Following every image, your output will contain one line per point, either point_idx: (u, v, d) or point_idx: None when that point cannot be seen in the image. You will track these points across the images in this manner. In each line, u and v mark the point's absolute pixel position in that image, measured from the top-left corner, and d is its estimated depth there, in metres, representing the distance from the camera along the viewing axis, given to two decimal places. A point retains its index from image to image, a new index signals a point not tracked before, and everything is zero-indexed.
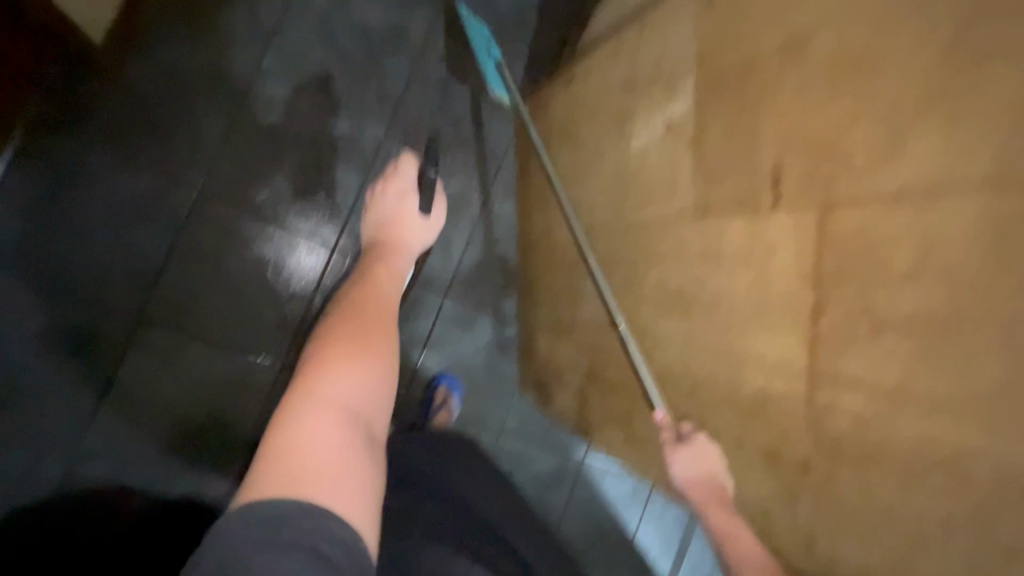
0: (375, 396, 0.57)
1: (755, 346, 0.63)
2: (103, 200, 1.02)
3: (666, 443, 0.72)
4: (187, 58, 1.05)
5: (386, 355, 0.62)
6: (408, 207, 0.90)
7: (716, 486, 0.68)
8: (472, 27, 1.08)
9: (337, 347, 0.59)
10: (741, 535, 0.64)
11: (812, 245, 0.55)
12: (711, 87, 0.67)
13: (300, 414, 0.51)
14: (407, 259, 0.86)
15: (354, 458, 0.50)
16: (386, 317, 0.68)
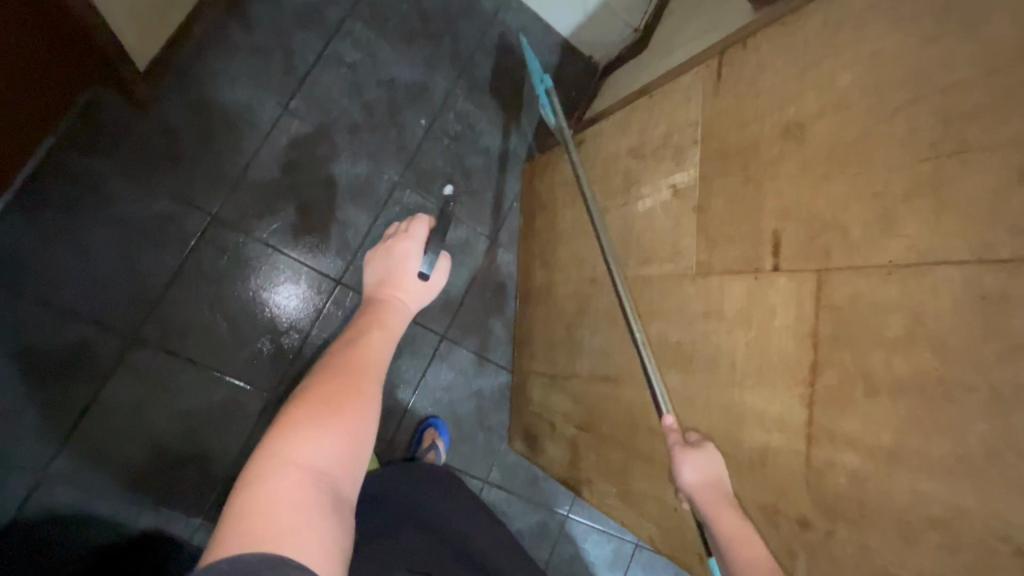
0: (353, 452, 0.54)
1: (752, 401, 0.66)
2: (115, 217, 1.03)
3: (674, 445, 0.70)
4: (220, 93, 1.10)
5: (368, 409, 0.59)
6: (407, 270, 0.80)
7: (724, 491, 0.66)
8: (524, 50, 1.05)
9: (316, 399, 0.56)
10: (752, 539, 0.61)
11: (810, 309, 0.59)
12: (716, 161, 0.74)
13: (265, 471, 0.47)
14: (402, 319, 0.76)
15: (323, 518, 0.46)
16: (372, 373, 0.64)
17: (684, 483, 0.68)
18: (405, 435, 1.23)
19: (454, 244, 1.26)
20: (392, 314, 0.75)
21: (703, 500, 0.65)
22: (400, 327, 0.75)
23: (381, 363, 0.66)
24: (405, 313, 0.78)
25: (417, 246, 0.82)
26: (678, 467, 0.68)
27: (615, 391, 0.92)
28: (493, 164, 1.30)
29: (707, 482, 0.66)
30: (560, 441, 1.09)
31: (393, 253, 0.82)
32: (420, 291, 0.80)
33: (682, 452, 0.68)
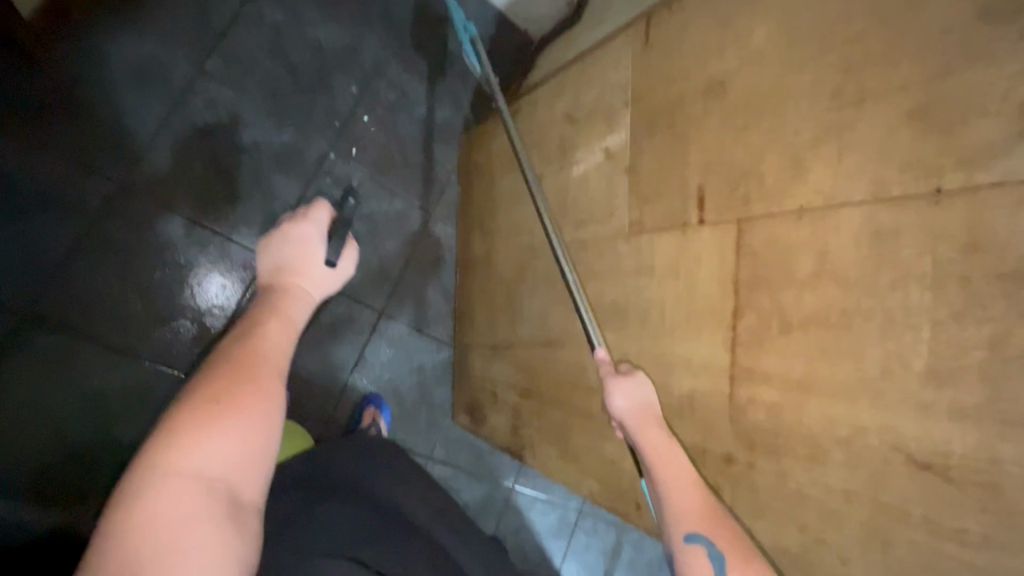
0: (258, 445, 0.50)
1: (681, 349, 0.69)
2: (0, 183, 0.92)
3: (605, 374, 0.73)
4: (125, 50, 1.01)
5: (273, 395, 0.53)
6: (310, 255, 0.71)
7: (652, 412, 0.69)
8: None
9: (206, 398, 0.50)
10: (675, 451, 0.64)
11: (731, 257, 0.62)
12: (646, 121, 0.76)
13: (145, 486, 0.43)
14: (308, 303, 0.68)
15: (216, 529, 0.43)
16: (279, 358, 0.58)
17: (615, 409, 0.71)
18: (343, 414, 1.19)
19: (390, 217, 1.23)
20: (293, 302, 0.66)
21: (632, 422, 0.69)
22: (303, 317, 0.66)
23: (286, 348, 0.60)
24: (309, 300, 0.69)
25: (316, 230, 0.74)
26: (609, 395, 0.72)
27: (554, 355, 0.94)
28: (429, 135, 1.28)
29: (635, 405, 0.70)
30: (503, 410, 1.10)
31: (291, 238, 0.72)
32: (327, 276, 0.72)
33: (613, 380, 0.72)
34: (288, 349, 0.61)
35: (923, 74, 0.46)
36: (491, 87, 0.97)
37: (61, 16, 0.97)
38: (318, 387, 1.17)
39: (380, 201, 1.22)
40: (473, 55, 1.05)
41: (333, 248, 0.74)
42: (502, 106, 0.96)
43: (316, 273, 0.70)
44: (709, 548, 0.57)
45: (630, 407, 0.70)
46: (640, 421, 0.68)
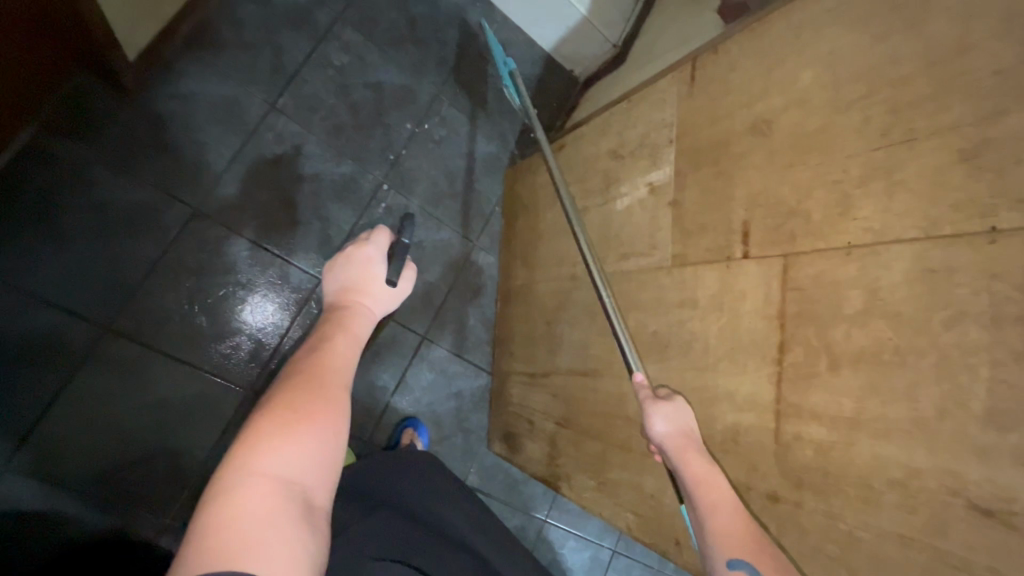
0: (328, 453, 0.53)
1: (725, 383, 0.68)
2: (95, 205, 1.02)
3: (645, 399, 0.73)
4: (210, 89, 1.11)
5: (339, 408, 0.57)
6: (372, 277, 0.75)
7: (692, 438, 0.68)
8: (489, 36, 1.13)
9: (283, 406, 0.54)
10: (718, 479, 0.63)
11: (777, 291, 0.62)
12: (691, 157, 0.78)
13: (232, 484, 0.46)
14: (369, 320, 0.73)
15: (296, 525, 0.46)
16: (343, 373, 0.62)
17: (655, 434, 0.70)
18: (383, 435, 1.22)
19: (436, 245, 1.28)
20: (356, 320, 0.70)
21: (673, 447, 0.67)
22: (364, 333, 0.71)
23: (350, 364, 0.64)
24: (370, 319, 0.73)
25: (377, 254, 0.77)
26: (649, 419, 0.71)
27: (593, 384, 0.94)
28: (476, 168, 1.34)
29: (676, 430, 0.69)
30: (540, 438, 1.11)
31: (354, 261, 0.76)
32: (385, 296, 0.76)
33: (653, 404, 0.71)
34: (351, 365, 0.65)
35: (974, 115, 0.46)
36: (529, 120, 1.01)
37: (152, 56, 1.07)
38: (360, 407, 1.21)
39: (427, 230, 1.27)
40: (513, 89, 1.12)
41: (394, 270, 0.78)
42: (543, 140, 1.00)
43: (378, 293, 0.75)
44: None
45: (671, 432, 0.69)
46: (682, 446, 0.67)
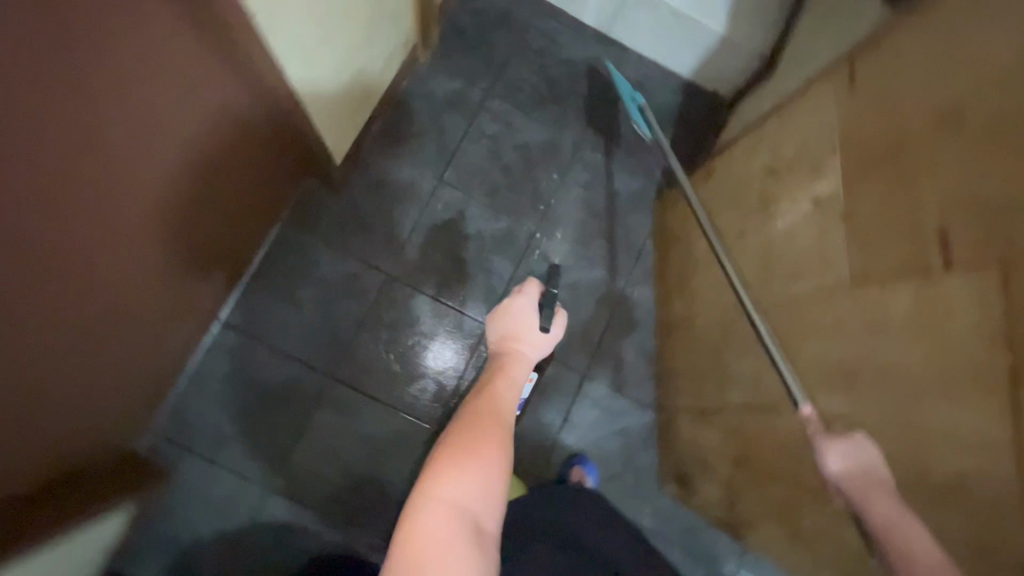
0: (496, 487, 0.59)
1: (940, 419, 0.58)
2: (319, 278, 1.24)
3: (815, 434, 0.69)
4: (391, 171, 1.31)
5: (504, 443, 0.63)
6: (527, 326, 0.75)
7: (877, 479, 0.63)
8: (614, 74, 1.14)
9: (456, 446, 0.61)
10: (911, 526, 0.57)
11: (997, 308, 0.52)
12: (861, 163, 0.70)
13: (419, 509, 0.55)
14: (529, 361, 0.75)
15: (467, 554, 0.53)
16: (508, 409, 0.68)
17: (830, 472, 0.66)
18: (553, 471, 1.26)
19: (589, 284, 1.32)
20: (516, 367, 0.74)
21: (852, 487, 0.64)
22: (525, 374, 0.75)
23: (512, 409, 0.69)
24: (528, 364, 0.75)
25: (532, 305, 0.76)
26: (823, 457, 0.67)
27: (770, 421, 0.86)
28: (623, 205, 1.36)
29: (857, 468, 0.64)
30: (716, 480, 1.04)
31: (511, 312, 0.76)
32: (542, 342, 0.76)
33: (824, 441, 0.68)
34: (512, 408, 0.70)
35: None
36: (661, 152, 1.00)
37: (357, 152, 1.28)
38: (531, 444, 1.27)
39: (580, 270, 1.32)
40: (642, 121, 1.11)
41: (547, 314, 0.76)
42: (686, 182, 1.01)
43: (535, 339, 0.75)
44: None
45: (850, 469, 0.64)
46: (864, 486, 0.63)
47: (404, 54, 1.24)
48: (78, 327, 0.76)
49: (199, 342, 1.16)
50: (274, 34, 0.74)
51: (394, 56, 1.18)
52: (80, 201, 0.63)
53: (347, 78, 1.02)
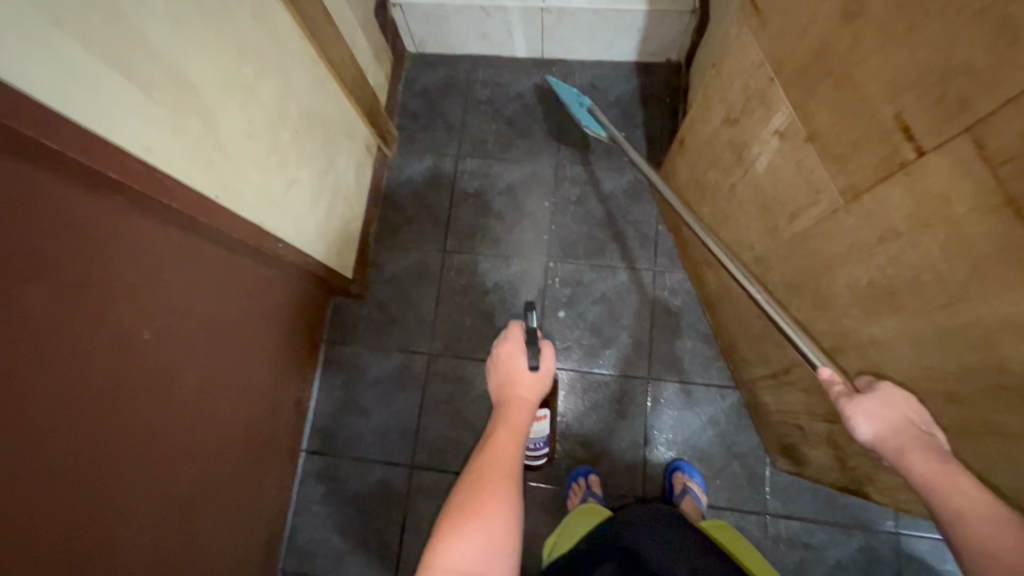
0: (499, 548, 0.57)
1: (990, 312, 0.51)
2: (372, 380, 1.30)
3: (841, 397, 0.71)
4: (398, 260, 1.36)
5: (506, 500, 0.60)
6: (517, 370, 0.71)
7: (914, 433, 0.64)
8: (557, 85, 1.19)
9: (456, 510, 0.59)
10: (957, 483, 0.60)
11: (987, 176, 0.46)
12: (800, 83, 0.66)
13: None
14: (528, 407, 0.70)
15: None
16: (511, 465, 0.63)
17: (864, 432, 0.69)
18: (656, 486, 1.21)
19: (619, 289, 1.30)
20: (516, 413, 0.69)
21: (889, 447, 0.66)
22: (528, 421, 0.69)
23: (517, 457, 0.65)
24: (530, 407, 0.70)
25: (518, 346, 0.72)
26: (852, 420, 0.69)
27: (839, 364, 0.79)
28: (622, 204, 1.35)
29: (889, 425, 0.66)
30: (819, 442, 0.95)
31: (500, 358, 0.73)
32: (536, 378, 0.71)
33: (852, 404, 0.69)
34: (520, 460, 0.65)
35: None
36: (621, 146, 1.08)
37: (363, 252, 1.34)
38: (623, 465, 1.22)
39: (605, 279, 1.31)
40: (593, 121, 1.15)
41: (533, 350, 0.71)
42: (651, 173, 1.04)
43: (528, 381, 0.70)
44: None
45: (881, 428, 0.66)
46: (902, 444, 0.64)
47: (371, 156, 1.33)
48: (166, 507, 0.83)
49: (291, 477, 1.24)
50: (242, 200, 0.84)
51: (362, 164, 1.27)
52: (144, 399, 0.75)
53: (326, 202, 1.11)
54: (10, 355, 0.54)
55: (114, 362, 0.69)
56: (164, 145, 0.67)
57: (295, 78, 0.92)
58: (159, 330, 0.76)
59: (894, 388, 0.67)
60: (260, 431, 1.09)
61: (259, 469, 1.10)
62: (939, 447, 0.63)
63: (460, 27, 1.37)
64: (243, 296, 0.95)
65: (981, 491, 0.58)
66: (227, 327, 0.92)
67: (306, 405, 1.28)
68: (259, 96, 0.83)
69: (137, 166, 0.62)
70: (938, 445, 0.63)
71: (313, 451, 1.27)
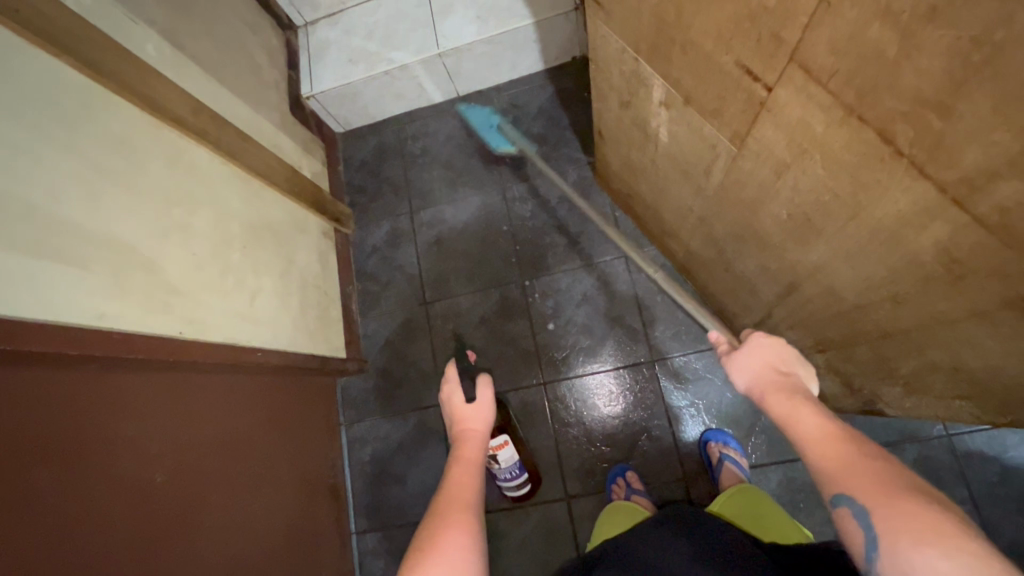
0: (460, 554, 0.59)
1: (886, 211, 0.51)
2: (396, 446, 1.33)
3: (725, 356, 0.80)
4: (386, 326, 1.41)
5: (466, 518, 0.64)
6: (458, 404, 0.88)
7: (773, 376, 0.71)
8: (469, 110, 1.35)
9: (419, 546, 0.60)
10: (799, 414, 0.62)
11: (824, 91, 0.47)
12: (656, 56, 0.68)
13: None
14: (481, 439, 0.82)
15: None
16: (472, 491, 0.69)
17: (742, 383, 0.76)
18: (694, 463, 1.20)
19: (596, 284, 1.32)
20: (469, 445, 0.79)
21: (755, 389, 0.72)
22: (477, 450, 0.79)
23: (475, 485, 0.71)
24: (481, 437, 0.82)
25: (454, 380, 0.90)
26: (732, 373, 0.78)
27: (804, 295, 0.79)
28: (575, 204, 1.38)
29: (755, 372, 0.74)
30: (827, 371, 0.94)
31: (444, 402, 0.90)
32: (478, 408, 0.87)
33: (730, 359, 0.78)
34: (477, 489, 0.71)
35: None
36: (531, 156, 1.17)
37: (352, 329, 1.39)
38: (657, 452, 1.21)
39: (581, 279, 1.33)
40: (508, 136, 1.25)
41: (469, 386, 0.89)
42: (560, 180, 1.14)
43: (471, 411, 0.86)
44: (853, 507, 0.51)
45: (749, 375, 0.75)
46: (764, 382, 0.71)
47: (332, 240, 1.39)
48: None
49: (349, 561, 1.26)
50: (208, 325, 0.90)
51: (324, 251, 1.34)
52: (175, 536, 0.79)
53: (296, 299, 1.17)
54: (33, 531, 0.59)
55: (133, 512, 0.73)
56: (116, 305, 0.74)
57: (228, 201, 1.00)
58: (170, 469, 0.80)
59: (768, 335, 0.77)
60: (302, 531, 1.11)
61: (312, 564, 1.12)
62: (798, 382, 0.70)
63: (374, 96, 1.45)
64: (247, 414, 1.01)
65: (821, 416, 0.61)
66: (238, 446, 0.97)
67: (343, 487, 1.31)
68: (196, 230, 0.90)
69: (93, 333, 0.70)
70: (799, 379, 0.71)
71: (363, 530, 1.30)
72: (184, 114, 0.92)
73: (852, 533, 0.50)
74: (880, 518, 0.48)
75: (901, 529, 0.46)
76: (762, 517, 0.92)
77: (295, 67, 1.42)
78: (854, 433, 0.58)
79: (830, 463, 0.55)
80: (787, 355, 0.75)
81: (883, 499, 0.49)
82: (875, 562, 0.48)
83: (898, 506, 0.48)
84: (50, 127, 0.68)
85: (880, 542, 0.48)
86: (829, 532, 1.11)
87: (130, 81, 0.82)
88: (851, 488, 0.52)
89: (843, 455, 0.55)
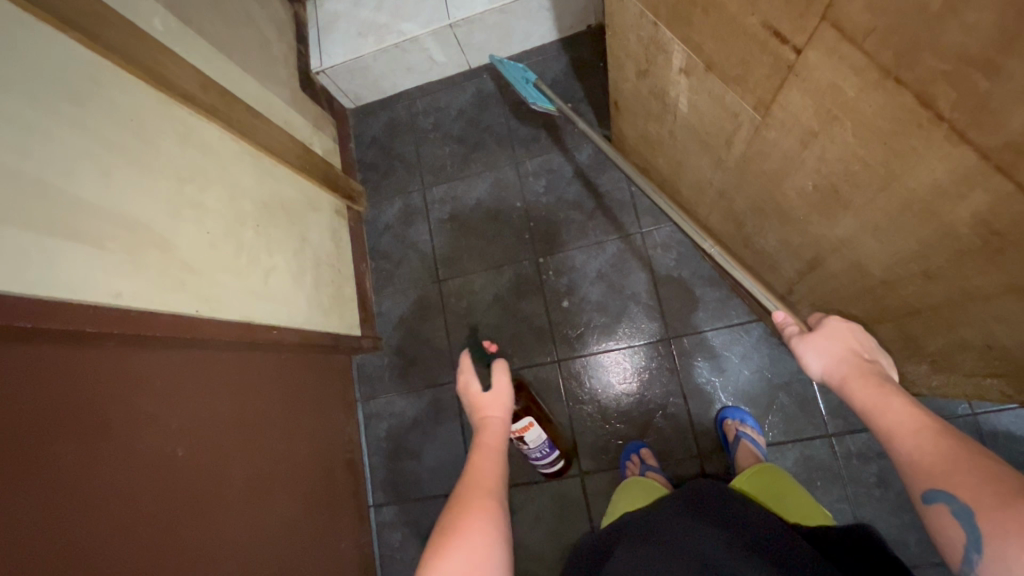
0: (479, 542, 0.59)
1: (920, 181, 0.48)
2: (410, 421, 1.35)
3: (794, 336, 0.77)
4: (400, 304, 1.41)
5: (489, 505, 0.64)
6: (476, 394, 0.86)
7: (855, 360, 0.69)
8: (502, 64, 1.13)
9: (442, 532, 0.61)
10: (889, 401, 0.60)
11: (858, 52, 0.44)
12: (677, 20, 0.65)
13: None
14: (502, 429, 0.81)
15: None
16: (494, 479, 0.70)
17: (814, 365, 0.74)
18: (710, 440, 1.19)
19: (612, 261, 1.30)
20: (491, 434, 0.79)
21: (834, 374, 0.70)
22: (498, 439, 0.79)
23: (496, 473, 0.71)
24: (502, 426, 0.82)
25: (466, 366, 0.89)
26: (805, 354, 0.75)
27: (826, 270, 0.77)
28: (590, 179, 1.35)
29: (833, 354, 0.72)
30: None
31: (462, 393, 0.89)
32: (495, 396, 0.86)
33: (803, 340, 0.76)
34: (501, 479, 0.71)
35: None
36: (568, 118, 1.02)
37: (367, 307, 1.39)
38: (672, 429, 1.21)
39: (595, 256, 1.31)
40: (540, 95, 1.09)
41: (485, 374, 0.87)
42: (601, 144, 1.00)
43: (491, 400, 0.85)
44: (953, 505, 0.50)
45: (829, 359, 0.72)
46: (847, 367, 0.69)
47: (345, 218, 1.39)
48: None
49: (368, 533, 1.29)
50: (221, 303, 0.91)
51: (337, 229, 1.33)
52: (196, 514, 0.81)
53: (310, 276, 1.18)
54: (59, 503, 0.61)
55: (157, 488, 0.75)
56: (133, 285, 0.74)
57: (239, 177, 0.99)
58: (193, 446, 0.82)
59: (848, 323, 0.75)
60: (321, 508, 1.13)
61: (330, 539, 1.14)
62: (882, 368, 0.68)
63: (384, 70, 1.42)
64: (265, 391, 1.02)
65: (912, 405, 0.59)
66: (258, 421, 0.99)
67: (361, 461, 1.33)
68: (208, 207, 0.90)
69: (113, 311, 0.70)
70: (880, 366, 0.69)
71: (381, 502, 1.32)
72: (194, 91, 0.91)
73: (952, 532, 0.49)
74: (985, 518, 0.47)
75: (1009, 534, 0.45)
76: (785, 493, 0.92)
77: (304, 41, 1.40)
78: (940, 420, 0.56)
79: (924, 456, 0.54)
80: (867, 342, 0.73)
81: (996, 502, 0.47)
82: (977, 563, 0.48)
83: (1012, 510, 0.45)
84: (62, 105, 0.68)
85: (985, 542, 0.47)
86: (846, 510, 1.10)
87: (139, 57, 0.81)
88: (952, 485, 0.50)
89: (940, 448, 0.53)
